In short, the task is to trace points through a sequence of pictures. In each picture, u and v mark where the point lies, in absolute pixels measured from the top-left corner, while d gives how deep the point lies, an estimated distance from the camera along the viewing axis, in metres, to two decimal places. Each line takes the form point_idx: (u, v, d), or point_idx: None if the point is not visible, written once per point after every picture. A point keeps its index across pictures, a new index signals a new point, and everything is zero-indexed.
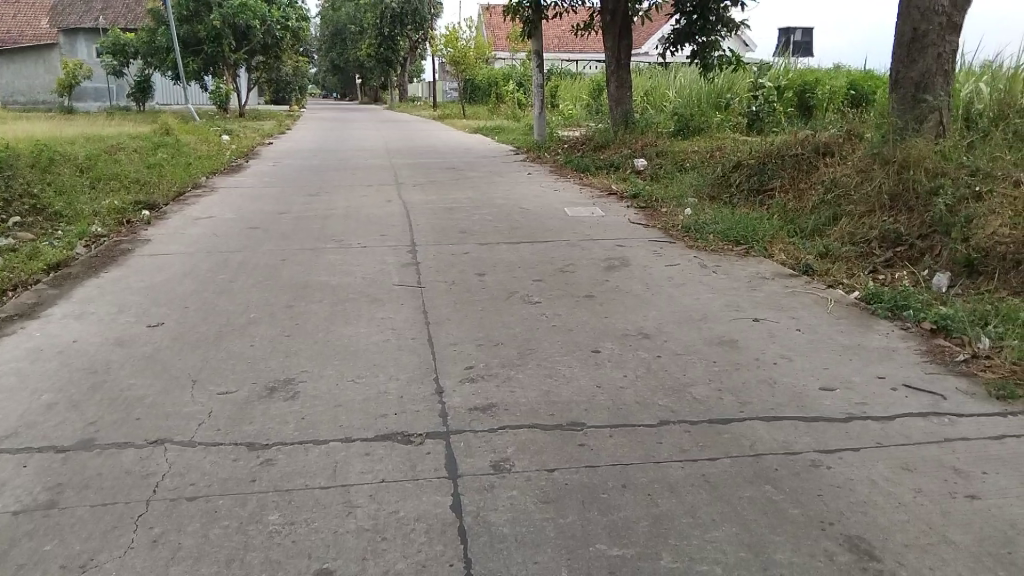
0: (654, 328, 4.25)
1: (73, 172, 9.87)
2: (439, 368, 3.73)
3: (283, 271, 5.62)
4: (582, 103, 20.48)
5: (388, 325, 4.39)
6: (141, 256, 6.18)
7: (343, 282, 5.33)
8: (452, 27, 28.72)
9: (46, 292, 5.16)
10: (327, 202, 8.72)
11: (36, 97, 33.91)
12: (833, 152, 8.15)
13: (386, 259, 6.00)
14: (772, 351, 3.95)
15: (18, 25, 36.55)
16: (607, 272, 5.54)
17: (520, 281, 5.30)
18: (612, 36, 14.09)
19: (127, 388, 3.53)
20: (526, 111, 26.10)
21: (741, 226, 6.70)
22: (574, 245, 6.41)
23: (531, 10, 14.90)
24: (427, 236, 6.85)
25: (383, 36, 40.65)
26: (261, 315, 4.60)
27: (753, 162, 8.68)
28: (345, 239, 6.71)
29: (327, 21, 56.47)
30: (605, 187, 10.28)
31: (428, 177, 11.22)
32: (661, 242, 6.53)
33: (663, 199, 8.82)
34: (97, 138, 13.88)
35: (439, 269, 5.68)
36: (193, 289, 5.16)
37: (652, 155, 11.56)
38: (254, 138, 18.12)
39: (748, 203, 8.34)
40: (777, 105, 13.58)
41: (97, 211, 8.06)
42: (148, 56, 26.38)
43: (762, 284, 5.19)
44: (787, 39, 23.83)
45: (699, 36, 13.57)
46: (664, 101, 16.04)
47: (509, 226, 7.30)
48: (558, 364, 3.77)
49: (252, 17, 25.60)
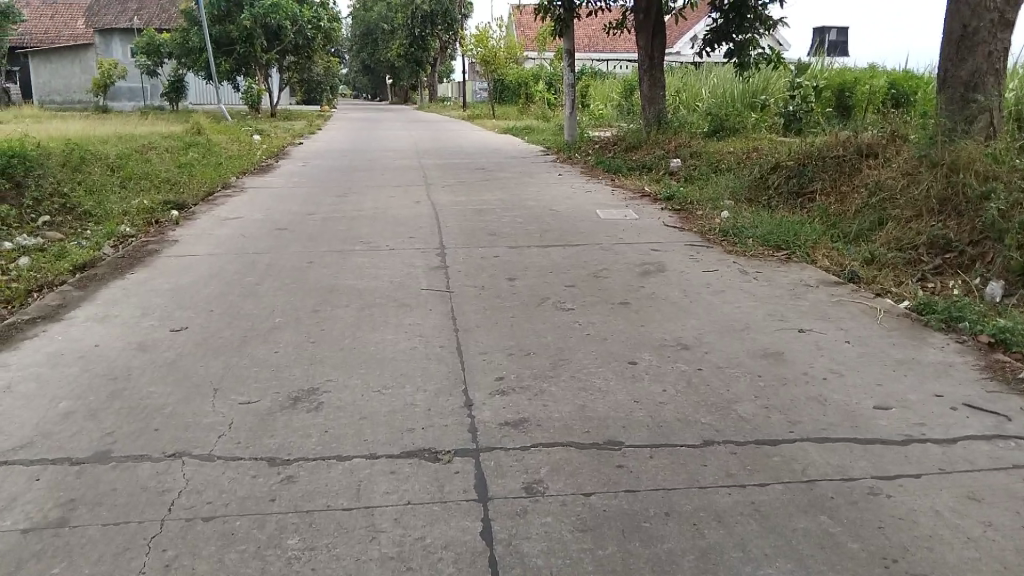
0: (694, 338, 4.06)
1: (104, 171, 9.89)
2: (469, 379, 3.56)
3: (310, 274, 5.49)
4: (614, 103, 20.25)
5: (416, 332, 4.24)
6: (168, 257, 6.11)
7: (370, 286, 5.19)
8: (483, 28, 28.67)
9: (71, 294, 5.10)
10: (356, 203, 8.62)
11: (71, 96, 34.38)
12: (877, 154, 7.88)
13: (414, 263, 5.85)
14: (820, 366, 3.73)
15: (55, 26, 37.19)
16: (642, 277, 5.35)
17: (552, 286, 5.13)
18: (645, 35, 13.84)
19: (147, 396, 3.42)
20: (556, 110, 25.90)
21: (782, 231, 6.46)
22: (608, 249, 6.22)
23: (563, 9, 14.70)
24: (456, 238, 6.71)
25: (413, 36, 40.66)
26: (286, 319, 4.48)
27: (793, 164, 8.42)
28: (373, 241, 6.58)
29: (357, 22, 56.69)
30: (638, 189, 10.07)
31: (458, 177, 11.08)
32: (698, 247, 6.31)
33: (699, 202, 8.59)
34: (129, 138, 13.94)
35: (468, 272, 5.52)
36: (218, 291, 5.05)
37: (687, 155, 11.31)
38: (284, 138, 18.13)
39: (788, 206, 8.08)
40: (815, 105, 13.24)
41: (126, 211, 8.03)
42: (182, 56, 26.62)
43: (806, 292, 4.96)
44: (823, 39, 23.37)
45: (736, 34, 13.27)
46: (698, 101, 15.77)
47: (540, 228, 7.13)
48: (594, 376, 3.59)
49: (283, 18, 25.78)
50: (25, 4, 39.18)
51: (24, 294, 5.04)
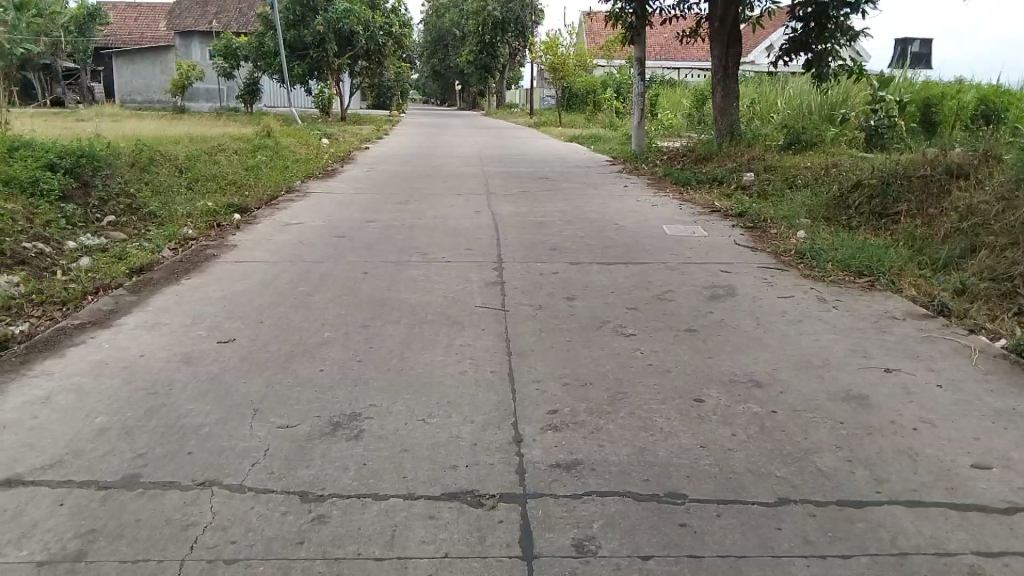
0: (766, 376, 3.74)
1: (173, 172, 10.05)
2: (521, 411, 3.32)
3: (363, 286, 5.35)
4: (684, 113, 19.82)
5: (467, 354, 4.02)
6: (225, 262, 6.07)
7: (424, 301, 5.01)
8: (553, 35, 28.53)
9: (125, 298, 5.08)
10: (416, 211, 8.49)
11: (151, 96, 35.59)
12: (968, 174, 7.41)
13: (470, 277, 5.66)
14: (909, 415, 3.37)
15: (140, 29, 38.58)
16: (710, 302, 5.03)
17: (613, 308, 4.86)
18: (719, 44, 13.42)
19: (184, 415, 3.29)
20: (624, 119, 25.54)
21: (863, 256, 6.06)
22: (674, 268, 5.91)
23: (635, 16, 14.39)
24: (516, 252, 6.50)
25: (483, 42, 40.77)
26: (335, 334, 4.32)
27: (876, 183, 7.97)
28: (430, 253, 6.42)
29: (429, 28, 57.37)
30: (708, 203, 9.69)
31: (521, 187, 10.88)
32: (771, 269, 5.95)
33: (773, 219, 8.18)
34: (201, 139, 14.22)
35: (526, 289, 5.30)
36: (269, 301, 4.95)
37: (761, 170, 10.86)
38: (352, 143, 18.28)
39: (869, 227, 7.63)
40: (898, 119, 12.63)
41: (190, 213, 8.10)
42: (258, 60, 27.22)
43: (891, 326, 4.57)
44: (907, 51, 22.40)
45: (815, 44, 12.74)
46: (772, 112, 15.26)
47: (603, 244, 6.86)
48: (655, 413, 3.31)
49: (355, 23, 26.13)
50: (112, 7, 40.80)
51: (79, 296, 5.05)
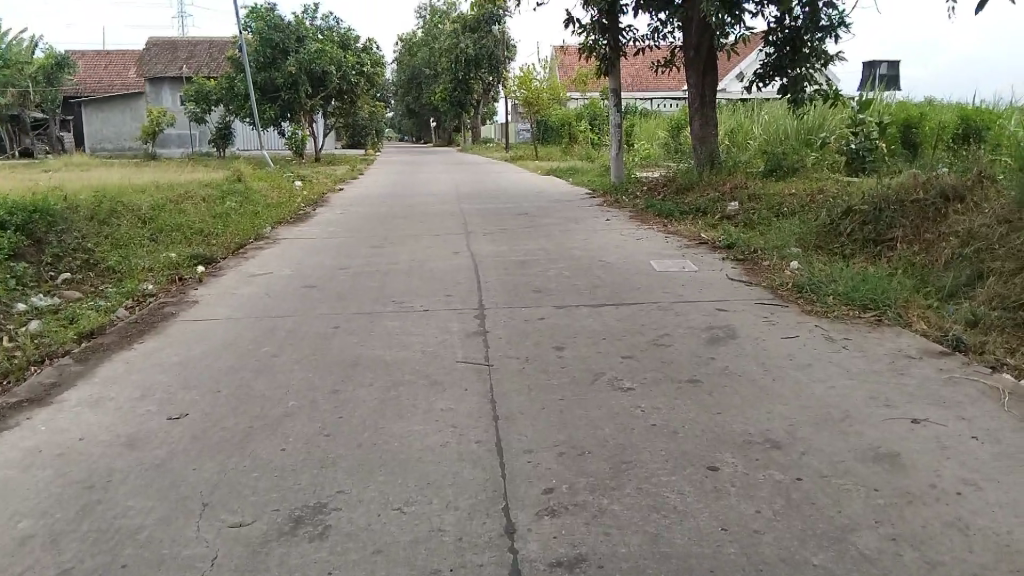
0: (784, 435, 3.35)
1: (135, 224, 9.61)
2: (512, 492, 2.89)
3: (334, 342, 4.92)
4: (660, 142, 19.76)
5: (448, 421, 3.59)
6: (184, 322, 5.62)
7: (400, 357, 4.59)
8: (526, 69, 28.52)
9: (70, 368, 4.63)
10: (391, 256, 8.08)
11: (122, 144, 35.14)
12: (964, 197, 7.18)
13: (450, 327, 5.25)
14: (949, 476, 2.97)
15: (110, 77, 38.24)
16: (710, 346, 4.65)
17: (606, 359, 4.46)
18: (695, 71, 13.22)
19: (123, 515, 2.85)
20: (601, 150, 25.39)
21: (866, 288, 5.73)
22: (667, 309, 5.53)
23: (609, 47, 14.19)
24: (497, 296, 6.11)
25: (456, 78, 40.62)
26: (301, 402, 3.88)
27: (867, 209, 7.71)
28: (406, 301, 6.02)
29: (402, 67, 57.54)
30: (693, 235, 9.37)
31: (500, 224, 10.51)
32: (770, 306, 5.59)
33: (763, 250, 7.86)
34: (169, 187, 13.80)
35: (511, 339, 4.89)
36: (230, 366, 4.51)
37: (745, 198, 10.59)
38: (326, 184, 17.91)
39: (864, 254, 7.34)
40: (879, 142, 12.50)
41: (151, 266, 7.64)
42: (229, 103, 26.88)
43: (909, 367, 4.20)
44: (878, 74, 22.34)
45: (790, 69, 12.58)
46: (749, 138, 15.13)
47: (589, 283, 6.49)
48: (666, 488, 2.89)
49: (327, 63, 25.99)
50: (81, 55, 40.47)
51: (21, 366, 4.59)
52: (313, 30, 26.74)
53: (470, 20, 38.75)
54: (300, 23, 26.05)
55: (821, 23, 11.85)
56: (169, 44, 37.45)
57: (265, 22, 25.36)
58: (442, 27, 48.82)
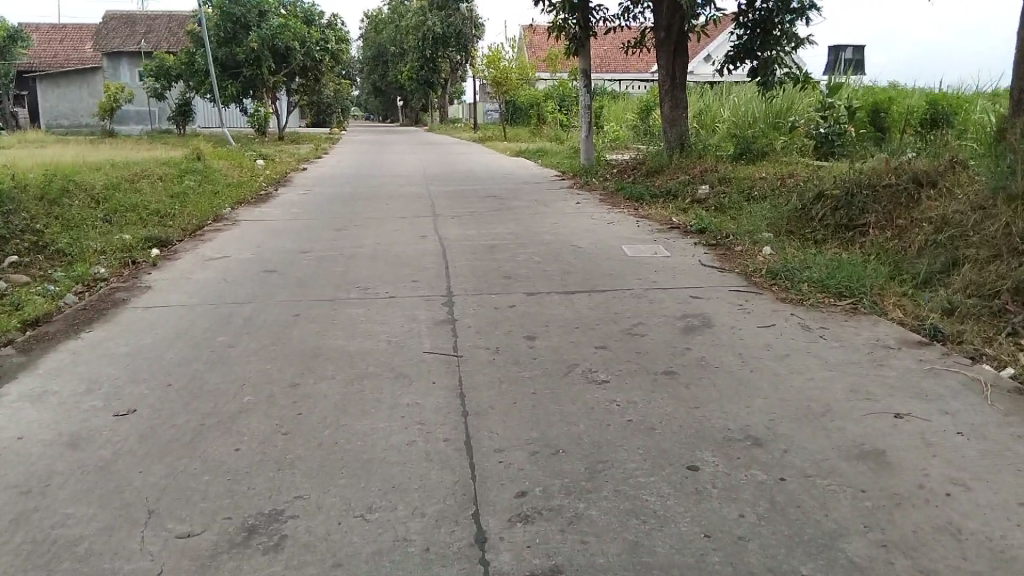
0: (765, 432, 3.21)
1: (88, 205, 9.21)
2: (482, 495, 2.72)
3: (294, 331, 4.69)
4: (629, 124, 19.63)
5: (415, 416, 3.40)
6: (136, 309, 5.33)
7: (364, 347, 4.38)
8: (494, 48, 28.14)
9: (11, 359, 4.34)
10: (355, 239, 7.83)
11: (78, 120, 34.04)
12: (935, 182, 7.14)
13: (416, 315, 5.05)
14: (936, 476, 2.87)
15: (65, 51, 37.02)
16: (686, 335, 4.51)
17: (579, 349, 4.30)
18: (665, 52, 13.03)
19: (60, 525, 2.62)
20: (569, 131, 25.19)
21: (841, 275, 5.63)
22: (640, 296, 5.38)
23: (578, 26, 13.94)
24: (466, 282, 5.92)
25: (423, 57, 40.01)
26: (258, 398, 3.66)
27: (839, 194, 7.65)
28: (371, 287, 5.79)
29: (368, 45, 56.61)
30: (664, 219, 9.24)
31: (468, 206, 10.29)
32: (744, 293, 5.47)
33: (735, 235, 7.75)
34: (124, 165, 13.30)
35: (480, 328, 4.70)
36: (182, 357, 4.26)
37: (715, 182, 10.48)
38: (289, 164, 17.46)
39: (835, 240, 7.27)
40: (848, 126, 12.49)
41: (103, 249, 7.30)
42: (189, 79, 26.11)
43: (888, 359, 4.11)
44: (844, 58, 22.41)
45: (760, 51, 12.44)
46: (718, 122, 15.06)
47: (560, 269, 6.33)
48: (645, 490, 2.74)
49: (291, 39, 25.39)
50: (34, 28, 39.14)
51: None
52: (276, 5, 26.04)
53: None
54: None
55: (791, 6, 11.84)
56: (127, 17, 36.33)
57: None
58: (409, 4, 48.01)
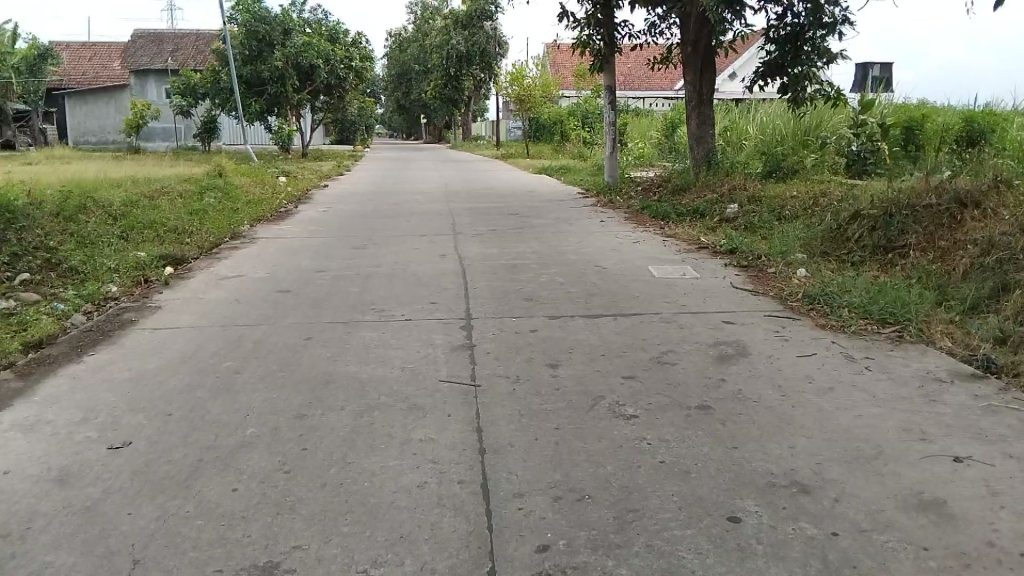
0: (812, 478, 2.92)
1: (105, 222, 9.10)
2: (499, 549, 2.45)
3: (305, 356, 4.46)
4: (654, 141, 19.37)
5: (429, 453, 3.15)
6: (143, 331, 5.14)
7: (377, 374, 4.14)
8: (519, 66, 28.05)
9: (9, 384, 4.15)
10: (373, 258, 7.62)
11: (106, 137, 34.46)
12: (979, 203, 6.82)
13: (433, 339, 4.80)
14: (1008, 531, 2.55)
15: (94, 68, 37.53)
16: (720, 364, 4.21)
17: (605, 379, 4.02)
18: (692, 68, 12.76)
19: None
20: (593, 148, 24.96)
21: (883, 299, 5.32)
22: (669, 321, 5.09)
23: (603, 42, 13.72)
24: (486, 304, 5.67)
25: (447, 75, 40.05)
26: (263, 430, 3.43)
27: (877, 214, 7.33)
28: (387, 309, 5.56)
29: (392, 62, 56.91)
30: (692, 238, 8.94)
31: (489, 224, 10.06)
32: (780, 318, 5.17)
33: (767, 255, 7.44)
34: (145, 181, 13.26)
35: (500, 355, 4.44)
36: (186, 385, 4.04)
37: (744, 200, 10.17)
38: (311, 181, 17.38)
39: (873, 261, 6.94)
40: (881, 144, 12.16)
41: (116, 267, 7.14)
42: (214, 97, 26.26)
43: (941, 394, 3.79)
44: (875, 75, 22.01)
45: (791, 67, 12.14)
46: (745, 139, 14.76)
47: (584, 291, 6.06)
48: (681, 547, 2.46)
49: (315, 57, 25.53)
50: (65, 47, 39.78)
51: None
52: (300, 23, 26.13)
53: (461, 16, 38.18)
54: (286, 15, 25.32)
55: (824, 20, 11.45)
56: (155, 36, 36.79)
57: (251, 14, 24.56)
58: (433, 22, 48.22)
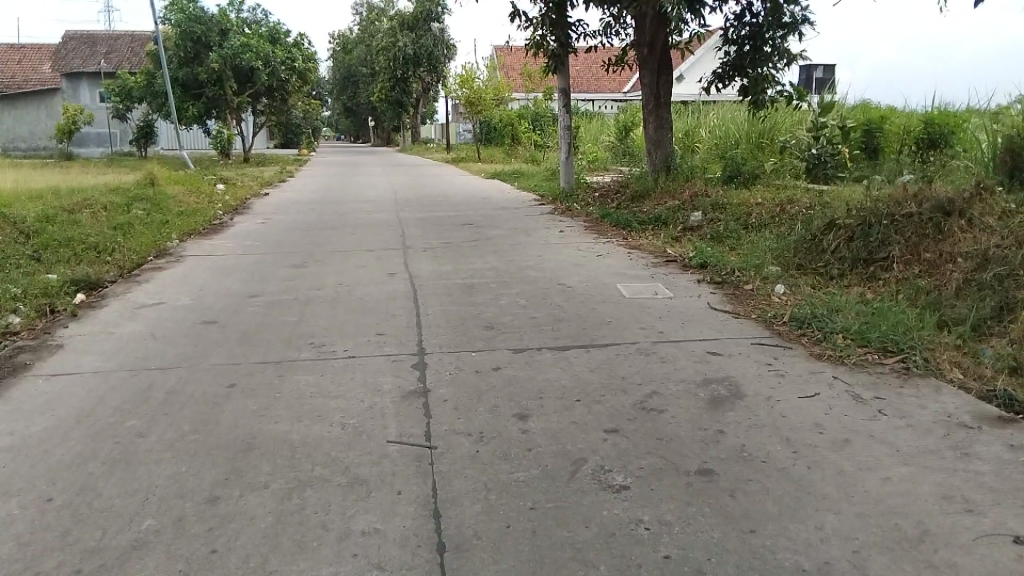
0: None
1: (16, 240, 8.21)
2: None
3: (227, 410, 3.75)
4: (609, 144, 18.93)
5: (376, 556, 2.49)
6: (39, 377, 4.36)
7: (313, 434, 3.45)
8: (468, 68, 27.40)
9: None
10: (314, 278, 6.91)
11: (36, 143, 32.82)
12: (962, 212, 6.41)
13: (381, 382, 4.14)
14: None
15: (23, 71, 35.72)
16: (714, 410, 3.64)
17: (584, 432, 3.41)
18: (650, 70, 12.22)
19: None
20: (545, 151, 24.46)
21: (880, 323, 4.82)
22: (649, 354, 4.51)
23: (557, 43, 13.16)
24: (440, 335, 5.02)
25: (394, 77, 39.17)
26: (166, 524, 2.72)
27: (854, 223, 6.88)
28: (328, 344, 4.86)
29: (338, 65, 55.77)
30: (657, 250, 8.40)
31: (441, 237, 9.41)
32: (771, 348, 4.62)
33: (741, 270, 6.92)
34: (68, 192, 12.26)
35: (458, 404, 3.79)
36: (77, 457, 3.30)
37: (708, 207, 9.69)
38: (251, 188, 16.48)
39: (854, 275, 6.47)
40: (842, 147, 11.85)
41: (22, 293, 6.30)
42: (149, 100, 25.07)
43: (972, 446, 3.27)
44: (822, 78, 21.96)
45: (750, 69, 11.70)
46: (702, 142, 14.36)
47: (550, 316, 5.46)
48: None
49: (255, 59, 24.45)
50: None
51: None
52: (239, 24, 25.10)
53: (408, 18, 37.34)
54: (223, 15, 24.33)
55: (783, 20, 11.13)
56: (88, 38, 35.21)
57: (186, 14, 23.67)
58: (380, 24, 47.27)
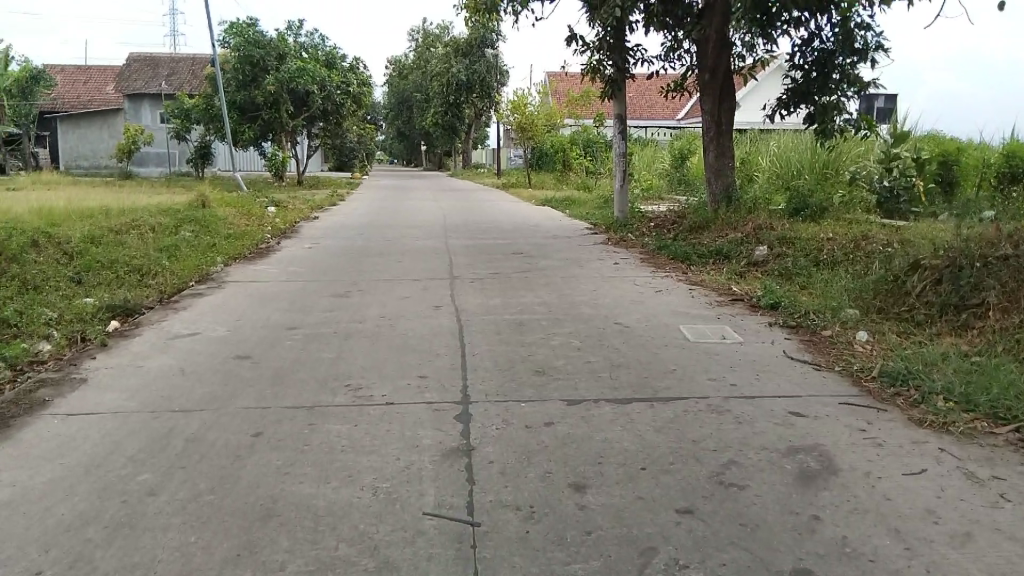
0: None
1: (58, 261, 8.07)
2: None
3: (250, 466, 3.36)
4: (664, 172, 18.40)
5: None
6: (55, 417, 4.03)
7: (341, 500, 3.03)
8: (520, 94, 27.20)
9: None
10: (356, 310, 6.55)
11: (98, 162, 33.63)
12: None
13: (420, 436, 3.71)
14: None
15: (88, 92, 36.74)
16: (804, 487, 3.12)
17: (653, 511, 2.93)
18: (712, 97, 11.71)
19: None
20: (597, 179, 24.04)
21: (987, 383, 4.23)
22: (722, 412, 4.00)
23: (614, 68, 12.75)
24: (486, 380, 4.58)
25: (447, 103, 39.29)
26: None
27: (943, 264, 6.25)
28: (365, 387, 4.46)
29: (392, 90, 56.41)
30: (721, 287, 7.85)
31: (490, 267, 9.01)
32: (862, 409, 4.07)
33: (817, 313, 6.34)
34: (119, 212, 12.24)
35: (507, 468, 3.33)
36: (77, 519, 2.92)
37: (775, 242, 9.10)
38: (301, 211, 16.37)
39: (945, 321, 5.84)
40: (917, 179, 11.16)
41: (56, 318, 6.08)
42: (206, 122, 25.39)
43: None
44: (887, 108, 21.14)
45: (819, 96, 11.10)
46: (764, 172, 13.74)
47: (607, 361, 4.98)
48: None
49: (310, 82, 24.59)
50: (60, 70, 39.09)
51: None
52: (296, 48, 25.36)
53: (462, 44, 37.46)
54: (281, 39, 24.60)
55: (855, 46, 10.54)
56: (150, 61, 36.09)
57: (245, 38, 23.91)
58: (434, 51, 47.62)
